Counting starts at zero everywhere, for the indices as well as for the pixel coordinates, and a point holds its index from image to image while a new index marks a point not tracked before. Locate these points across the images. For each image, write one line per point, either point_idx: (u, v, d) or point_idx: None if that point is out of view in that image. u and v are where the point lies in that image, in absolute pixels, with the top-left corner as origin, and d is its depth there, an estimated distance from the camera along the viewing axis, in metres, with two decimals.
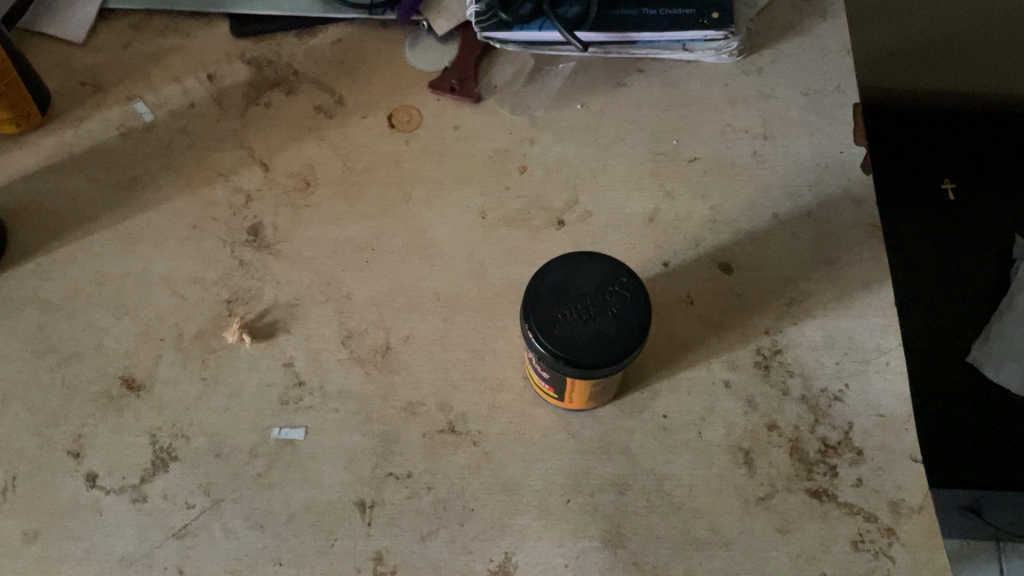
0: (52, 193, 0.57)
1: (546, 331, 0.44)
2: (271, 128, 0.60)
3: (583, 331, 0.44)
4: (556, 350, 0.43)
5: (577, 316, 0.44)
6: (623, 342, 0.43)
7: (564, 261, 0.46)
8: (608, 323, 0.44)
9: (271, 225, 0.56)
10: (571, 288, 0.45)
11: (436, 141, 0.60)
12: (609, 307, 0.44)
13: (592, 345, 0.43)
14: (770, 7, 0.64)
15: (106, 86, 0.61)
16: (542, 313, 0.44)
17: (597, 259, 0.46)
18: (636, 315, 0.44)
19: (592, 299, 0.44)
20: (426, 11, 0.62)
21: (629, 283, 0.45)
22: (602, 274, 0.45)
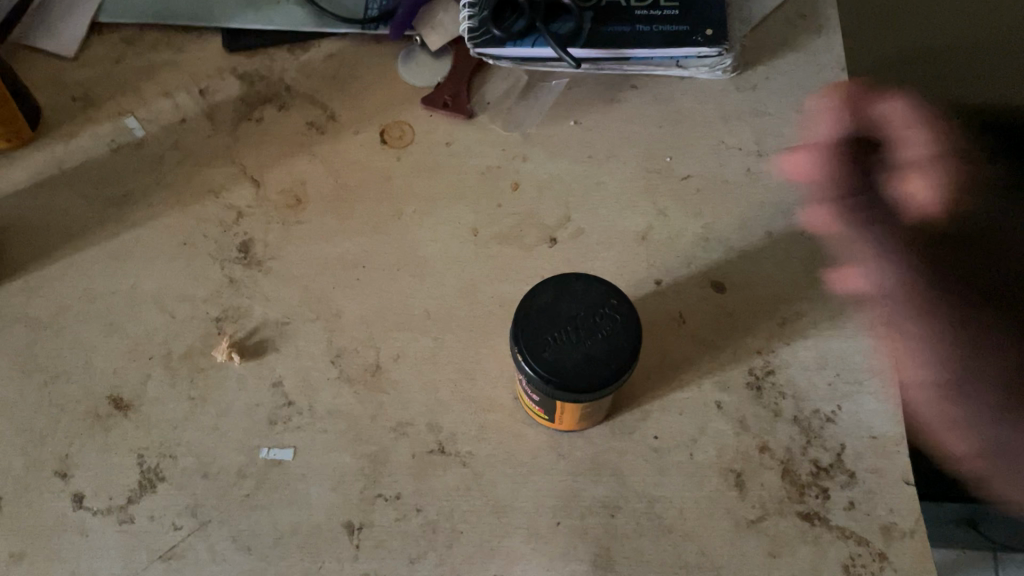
0: (41, 210, 0.57)
1: (535, 353, 0.43)
2: (263, 144, 0.59)
3: (573, 355, 0.43)
4: (544, 374, 0.43)
5: (566, 339, 0.44)
6: (612, 367, 0.43)
7: (553, 279, 0.46)
8: (598, 345, 0.43)
9: (261, 242, 0.56)
10: (560, 310, 0.44)
11: (428, 157, 0.59)
12: (598, 329, 0.44)
13: (580, 369, 0.43)
14: (765, 23, 0.64)
15: (97, 101, 0.60)
16: (530, 335, 0.44)
17: (588, 279, 0.46)
18: (627, 337, 0.44)
19: (583, 320, 0.44)
20: (419, 27, 0.62)
21: (620, 305, 0.45)
22: (591, 295, 0.45)
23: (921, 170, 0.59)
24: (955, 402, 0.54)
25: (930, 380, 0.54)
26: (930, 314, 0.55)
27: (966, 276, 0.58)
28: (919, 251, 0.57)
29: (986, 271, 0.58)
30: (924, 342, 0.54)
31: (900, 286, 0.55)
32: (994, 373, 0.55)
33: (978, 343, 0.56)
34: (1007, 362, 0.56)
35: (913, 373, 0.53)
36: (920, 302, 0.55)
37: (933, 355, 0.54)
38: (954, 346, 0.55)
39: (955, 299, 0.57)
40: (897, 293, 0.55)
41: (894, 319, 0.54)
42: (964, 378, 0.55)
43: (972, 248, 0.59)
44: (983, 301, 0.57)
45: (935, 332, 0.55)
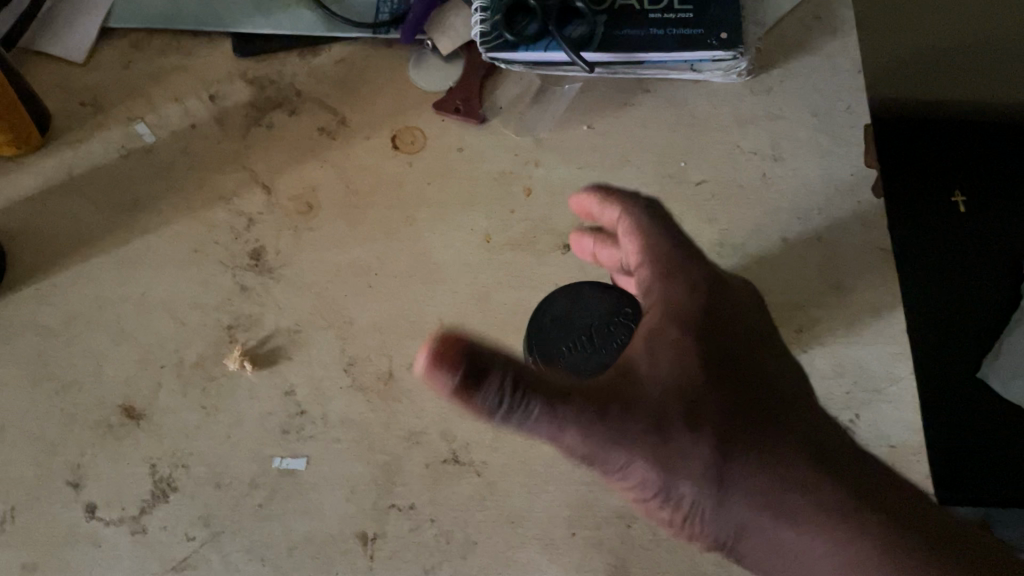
0: (51, 217, 0.56)
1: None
2: (273, 150, 0.59)
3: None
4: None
5: None
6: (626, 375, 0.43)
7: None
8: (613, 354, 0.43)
9: (273, 249, 0.56)
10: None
11: (440, 162, 0.59)
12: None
13: None
14: (780, 24, 0.63)
15: (107, 106, 0.60)
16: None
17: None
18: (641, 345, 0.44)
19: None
20: (430, 31, 0.61)
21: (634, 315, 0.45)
22: None
23: (697, 300, 0.44)
24: (786, 534, 0.40)
25: (748, 511, 0.41)
26: (731, 441, 0.41)
27: (749, 402, 0.42)
28: (669, 387, 0.41)
29: (761, 380, 0.43)
30: (724, 495, 0.41)
31: (665, 442, 0.40)
32: (833, 500, 0.40)
33: (813, 471, 0.41)
34: (847, 495, 0.41)
35: (676, 491, 0.40)
36: (718, 440, 0.41)
37: (744, 495, 0.40)
38: (759, 478, 0.41)
39: (745, 415, 0.42)
40: (659, 445, 0.40)
41: (667, 471, 0.40)
42: (801, 510, 0.40)
43: (757, 342, 0.45)
44: (761, 387, 0.43)
45: (729, 493, 0.41)
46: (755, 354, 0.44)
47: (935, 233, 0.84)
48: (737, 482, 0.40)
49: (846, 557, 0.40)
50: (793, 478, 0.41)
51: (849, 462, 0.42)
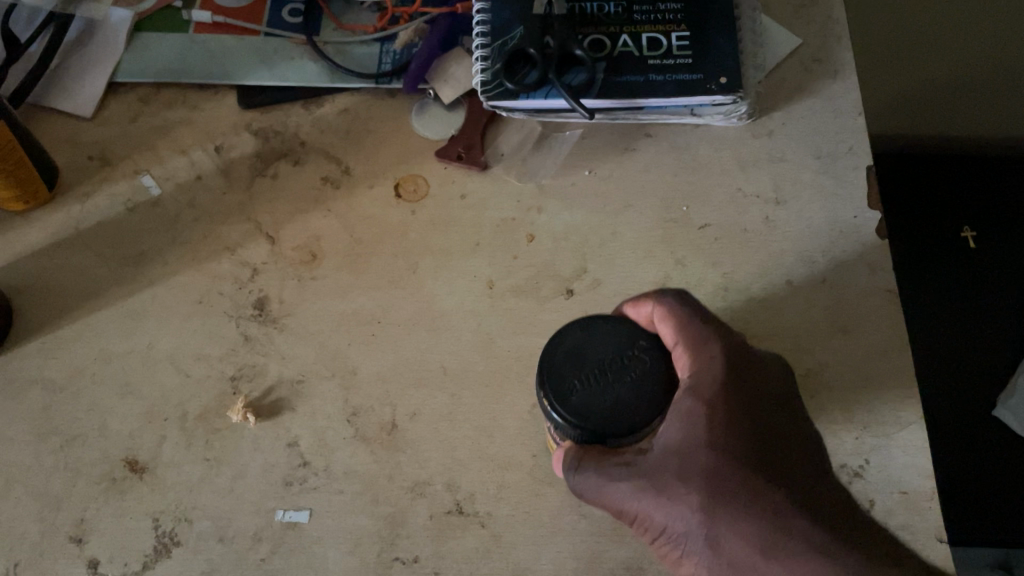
0: (57, 271, 0.57)
1: (562, 398, 0.42)
2: (277, 201, 0.59)
3: (602, 398, 0.42)
4: (572, 419, 0.42)
5: (594, 383, 0.42)
6: (641, 410, 0.41)
7: (580, 324, 0.45)
8: (627, 389, 0.42)
9: (277, 299, 0.56)
10: (587, 355, 0.44)
11: (443, 210, 0.59)
12: (628, 372, 0.43)
13: (608, 414, 0.42)
14: (779, 68, 0.63)
15: (114, 160, 0.60)
16: (557, 380, 0.43)
17: (620, 323, 0.45)
18: (657, 378, 0.42)
19: (613, 364, 0.43)
20: (432, 80, 0.62)
21: (651, 349, 0.44)
22: (619, 338, 0.44)
23: (720, 371, 0.42)
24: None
25: (747, 565, 0.37)
26: (729, 489, 0.39)
27: (764, 462, 0.40)
28: (678, 447, 0.41)
29: (779, 444, 0.41)
30: (722, 549, 0.38)
31: (662, 492, 0.40)
32: (828, 549, 0.37)
33: (812, 524, 0.38)
34: (845, 547, 0.37)
35: (679, 541, 0.39)
36: (716, 490, 0.39)
37: (740, 545, 0.37)
38: (754, 527, 0.38)
39: (755, 472, 0.39)
40: (656, 491, 0.40)
41: (667, 518, 0.39)
42: (795, 558, 0.36)
43: (788, 419, 0.43)
44: (784, 455, 0.41)
45: (727, 548, 0.38)
46: (782, 430, 0.42)
47: (944, 270, 0.84)
48: (732, 530, 0.38)
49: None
50: (791, 526, 0.38)
51: (858, 527, 0.38)
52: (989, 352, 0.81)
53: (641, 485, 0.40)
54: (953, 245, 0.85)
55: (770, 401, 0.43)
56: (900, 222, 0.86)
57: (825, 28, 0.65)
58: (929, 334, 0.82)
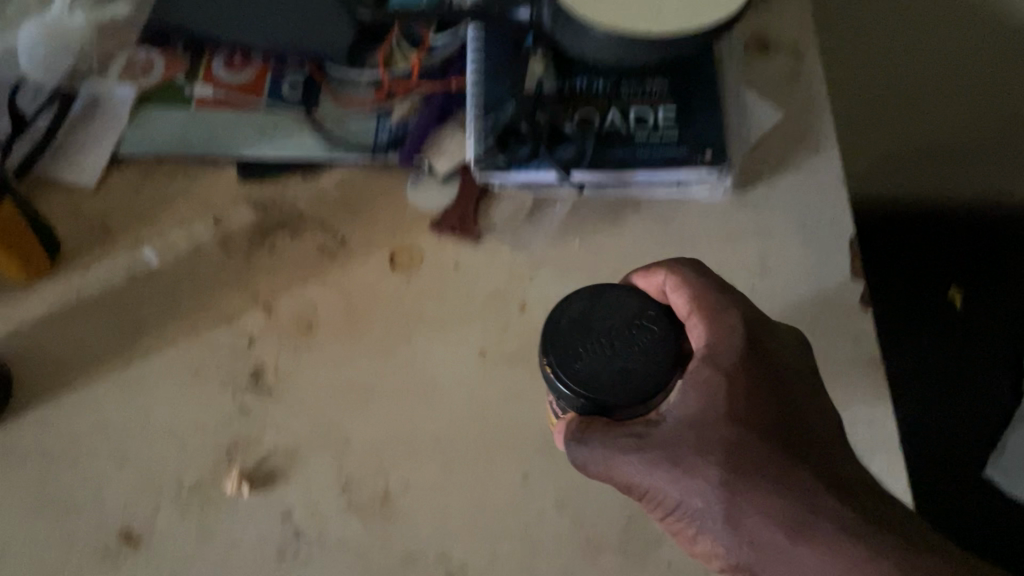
0: (57, 341, 0.58)
1: (567, 368, 0.44)
2: (275, 271, 0.60)
3: (606, 368, 0.44)
4: (578, 389, 0.44)
5: (600, 352, 0.45)
6: (646, 380, 0.44)
7: (585, 296, 0.47)
8: (633, 359, 0.44)
9: (273, 369, 0.57)
10: (594, 325, 0.46)
11: (437, 280, 0.60)
12: (634, 343, 0.45)
13: (614, 383, 0.44)
14: (762, 142, 0.65)
15: (115, 231, 0.62)
16: (562, 349, 0.45)
17: (626, 294, 0.47)
18: (659, 349, 0.45)
19: (617, 335, 0.45)
20: (427, 152, 0.64)
21: (658, 319, 0.46)
22: (627, 309, 0.46)
23: (735, 342, 0.45)
24: (803, 559, 0.38)
25: (767, 540, 0.39)
26: (748, 462, 0.41)
27: (777, 434, 0.42)
28: (692, 420, 0.43)
29: (794, 425, 0.43)
30: (740, 523, 0.40)
31: (679, 464, 0.41)
32: (847, 522, 0.39)
33: (832, 496, 0.40)
34: (865, 520, 0.39)
35: (693, 515, 0.41)
36: (733, 465, 0.41)
37: (761, 521, 0.39)
38: (773, 501, 0.40)
39: (769, 445, 0.42)
40: (670, 468, 0.41)
41: (682, 492, 0.41)
42: (816, 532, 0.38)
43: (803, 403, 0.45)
44: (798, 434, 0.43)
45: (744, 522, 0.40)
46: (799, 412, 0.44)
47: (930, 325, 0.97)
48: (751, 504, 0.40)
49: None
50: (810, 498, 0.40)
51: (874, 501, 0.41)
52: (979, 397, 0.93)
53: (655, 459, 0.42)
54: (936, 304, 0.97)
55: (781, 376, 0.45)
56: (889, 286, 0.98)
57: (808, 104, 0.67)
58: (920, 389, 0.94)
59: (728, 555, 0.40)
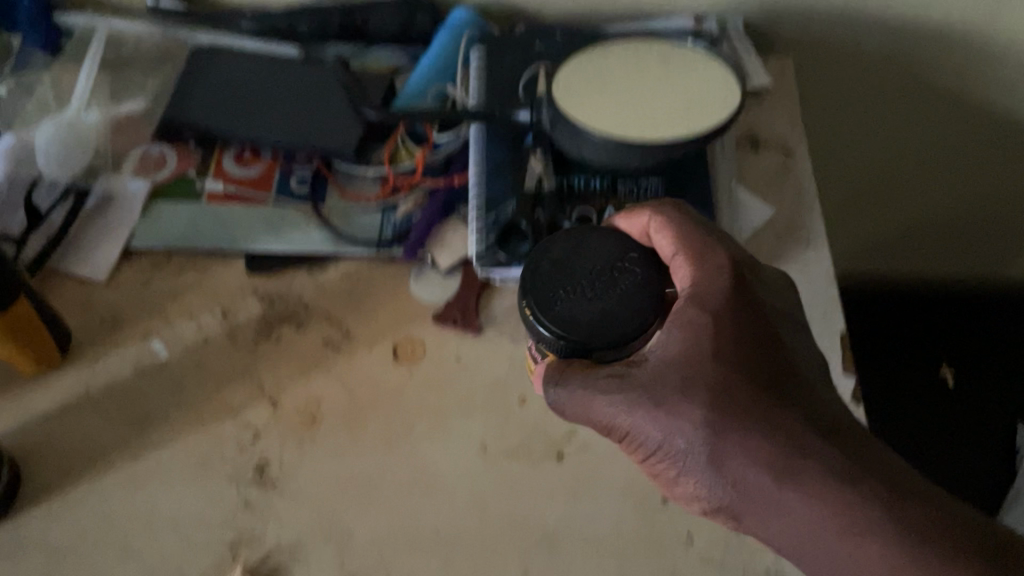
0: (65, 434, 0.59)
1: (546, 311, 0.47)
2: (280, 364, 0.62)
3: (584, 311, 0.46)
4: (558, 331, 0.46)
5: (579, 295, 0.47)
6: (628, 319, 0.46)
7: (564, 240, 0.50)
8: (612, 300, 0.47)
9: (277, 462, 0.58)
10: (575, 268, 0.48)
11: (439, 372, 0.62)
12: (615, 285, 0.47)
13: (594, 324, 0.46)
14: (756, 236, 0.67)
15: (124, 323, 0.63)
16: (542, 294, 0.47)
17: (605, 237, 0.50)
18: (635, 287, 0.47)
19: (595, 276, 0.48)
20: (430, 246, 0.66)
21: (637, 259, 0.49)
22: (608, 254, 0.49)
23: (715, 276, 0.48)
24: (790, 502, 0.41)
25: (752, 484, 0.42)
26: (732, 403, 0.43)
27: (756, 376, 0.44)
28: (673, 358, 0.44)
29: (772, 365, 0.45)
30: (724, 465, 0.42)
31: (663, 407, 0.43)
32: (832, 465, 0.42)
33: (815, 439, 0.42)
34: (844, 460, 0.42)
35: (676, 456, 0.43)
36: (717, 407, 0.43)
37: (748, 466, 0.42)
38: (759, 445, 0.42)
39: (750, 385, 0.44)
40: (652, 408, 0.43)
41: (665, 435, 0.43)
42: (803, 474, 0.41)
43: (780, 342, 0.47)
44: (777, 372, 0.45)
45: (729, 467, 0.42)
46: (776, 351, 0.46)
47: (929, 398, 1.07)
48: (736, 447, 0.42)
49: (848, 526, 0.40)
50: (793, 441, 0.42)
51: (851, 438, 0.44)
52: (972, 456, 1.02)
53: (637, 399, 0.43)
54: (931, 380, 1.09)
55: (756, 309, 0.48)
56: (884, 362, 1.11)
57: (798, 199, 0.69)
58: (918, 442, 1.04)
59: (710, 496, 0.43)
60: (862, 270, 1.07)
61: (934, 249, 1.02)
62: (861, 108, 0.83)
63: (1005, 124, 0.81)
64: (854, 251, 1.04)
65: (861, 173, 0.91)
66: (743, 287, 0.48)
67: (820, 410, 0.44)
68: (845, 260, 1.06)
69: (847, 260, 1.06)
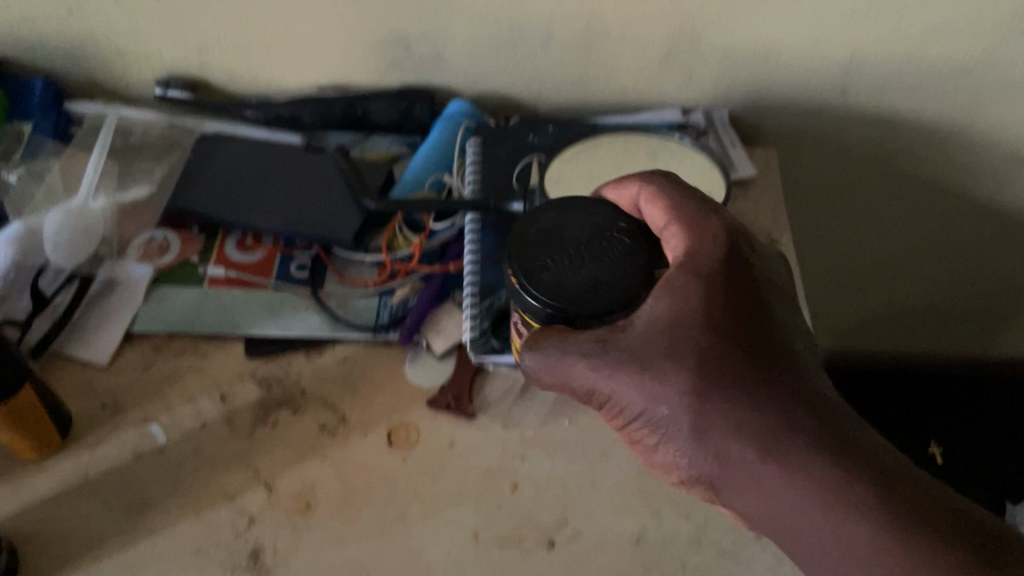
0: (62, 519, 0.59)
1: (534, 281, 0.50)
2: (276, 449, 0.63)
3: (570, 282, 0.50)
4: (548, 300, 0.49)
5: (566, 267, 0.51)
6: (613, 289, 0.50)
7: (551, 213, 0.54)
8: (598, 270, 0.50)
9: (271, 548, 0.58)
10: (561, 241, 0.52)
11: (432, 458, 0.63)
12: (599, 256, 0.51)
13: (581, 294, 0.50)
14: None
15: (124, 407, 0.65)
16: (531, 266, 0.51)
17: (593, 209, 0.54)
18: (621, 256, 0.51)
19: (583, 248, 0.52)
20: (426, 331, 0.68)
21: (624, 230, 0.53)
22: (592, 227, 0.53)
23: (711, 242, 0.50)
24: (769, 475, 0.42)
25: (733, 457, 0.43)
26: (720, 371, 0.45)
27: (747, 347, 0.46)
28: (662, 324, 0.47)
29: (767, 338, 0.47)
30: (706, 435, 0.44)
31: (649, 371, 0.45)
32: (817, 436, 0.42)
33: (802, 414, 0.43)
34: (830, 437, 0.43)
35: (659, 423, 0.45)
36: (703, 376, 0.44)
37: (731, 438, 0.43)
38: (744, 415, 0.43)
39: (740, 356, 0.45)
40: (637, 372, 0.45)
41: (648, 401, 0.45)
42: (785, 450, 0.42)
43: (777, 319, 0.49)
44: (771, 345, 0.47)
45: (711, 437, 0.43)
46: (772, 326, 0.48)
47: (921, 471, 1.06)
48: (718, 414, 0.43)
49: (830, 504, 0.41)
50: (780, 414, 0.43)
51: (842, 419, 0.44)
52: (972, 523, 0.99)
53: (623, 363, 0.46)
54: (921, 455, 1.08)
55: (752, 282, 0.49)
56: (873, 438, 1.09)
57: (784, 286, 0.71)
58: None
59: (690, 467, 0.44)
60: (854, 345, 1.10)
61: (922, 332, 1.04)
62: (854, 192, 0.85)
63: (997, 219, 0.85)
64: (848, 327, 1.06)
65: (855, 263, 0.95)
66: (736, 260, 0.50)
67: (813, 385, 0.45)
68: (838, 336, 1.08)
69: (840, 335, 1.08)
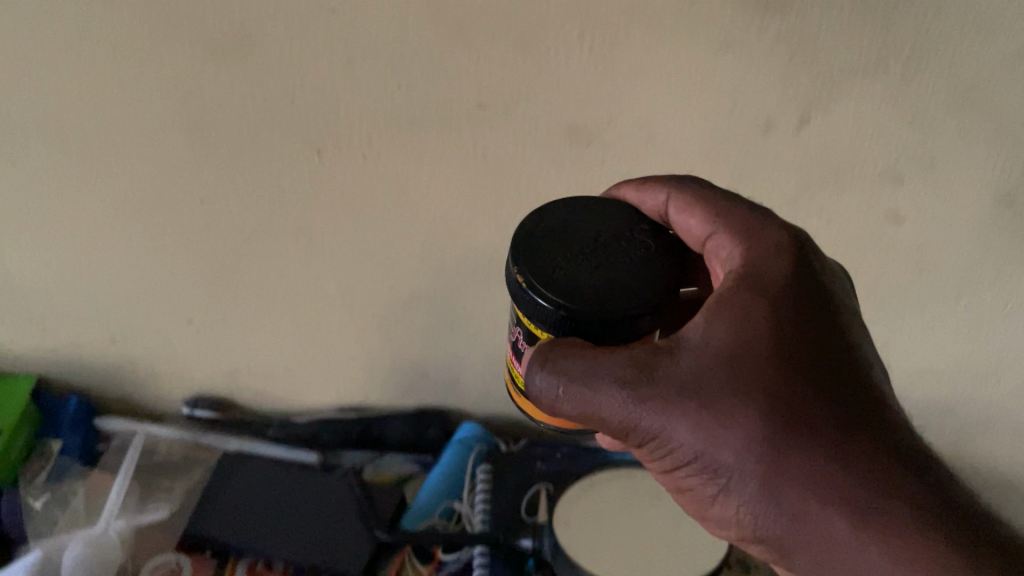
0: None
1: (544, 280, 0.44)
2: None
3: (583, 281, 0.44)
4: (560, 299, 0.43)
5: (578, 267, 0.45)
6: (636, 292, 0.44)
7: (561, 212, 0.49)
8: (616, 272, 0.45)
9: None
10: (573, 241, 0.47)
11: None
12: (619, 257, 0.46)
13: (596, 294, 0.44)
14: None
15: None
16: (539, 264, 0.45)
17: (609, 212, 0.50)
18: (640, 257, 0.46)
19: (599, 250, 0.47)
20: None
21: (645, 235, 0.48)
22: (607, 231, 0.48)
23: (771, 252, 0.47)
24: (862, 543, 0.37)
25: (817, 518, 0.38)
26: (793, 409, 0.40)
27: (818, 382, 0.41)
28: (720, 349, 0.41)
29: (833, 363, 0.42)
30: (776, 488, 0.39)
31: (711, 411, 0.40)
32: (914, 498, 0.38)
33: (892, 468, 0.39)
34: (928, 499, 0.38)
35: (717, 471, 0.40)
36: (774, 420, 0.39)
37: (814, 498, 0.38)
38: (827, 471, 0.38)
39: (812, 394, 0.40)
40: (696, 412, 0.40)
41: (707, 445, 0.40)
42: (883, 517, 0.37)
43: (838, 333, 0.44)
44: (839, 372, 0.42)
45: (788, 495, 0.39)
46: (835, 345, 0.43)
47: None
48: (796, 467, 0.38)
49: None
50: (869, 467, 0.38)
51: (929, 469, 0.39)
52: None
53: (679, 399, 0.40)
54: None
55: (815, 296, 0.45)
56: None
57: None
58: None
59: (757, 525, 0.40)
60: None
61: None
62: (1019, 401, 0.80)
63: None
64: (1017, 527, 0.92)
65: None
66: (784, 266, 0.46)
67: (899, 426, 0.41)
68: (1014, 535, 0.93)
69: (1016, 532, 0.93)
